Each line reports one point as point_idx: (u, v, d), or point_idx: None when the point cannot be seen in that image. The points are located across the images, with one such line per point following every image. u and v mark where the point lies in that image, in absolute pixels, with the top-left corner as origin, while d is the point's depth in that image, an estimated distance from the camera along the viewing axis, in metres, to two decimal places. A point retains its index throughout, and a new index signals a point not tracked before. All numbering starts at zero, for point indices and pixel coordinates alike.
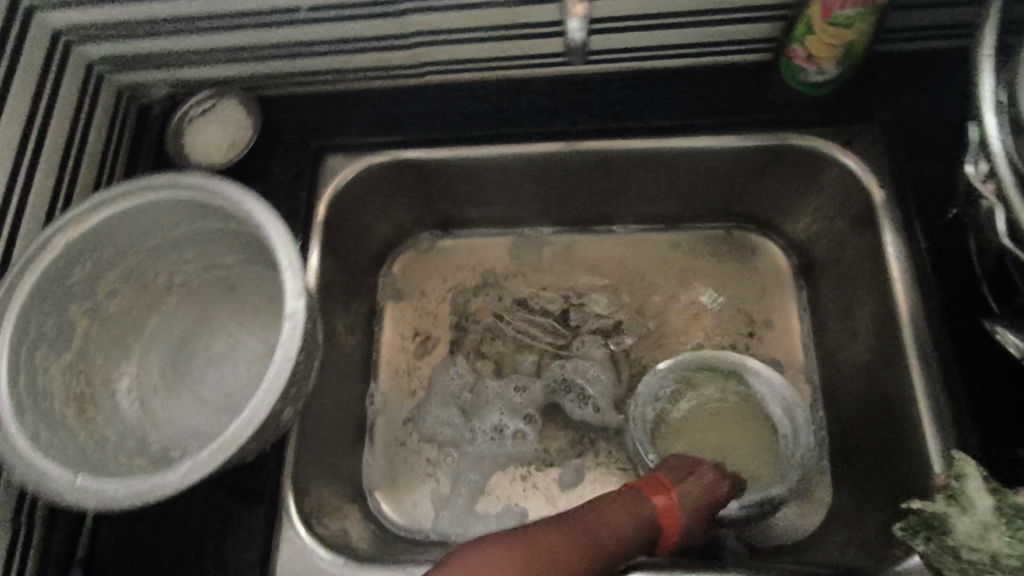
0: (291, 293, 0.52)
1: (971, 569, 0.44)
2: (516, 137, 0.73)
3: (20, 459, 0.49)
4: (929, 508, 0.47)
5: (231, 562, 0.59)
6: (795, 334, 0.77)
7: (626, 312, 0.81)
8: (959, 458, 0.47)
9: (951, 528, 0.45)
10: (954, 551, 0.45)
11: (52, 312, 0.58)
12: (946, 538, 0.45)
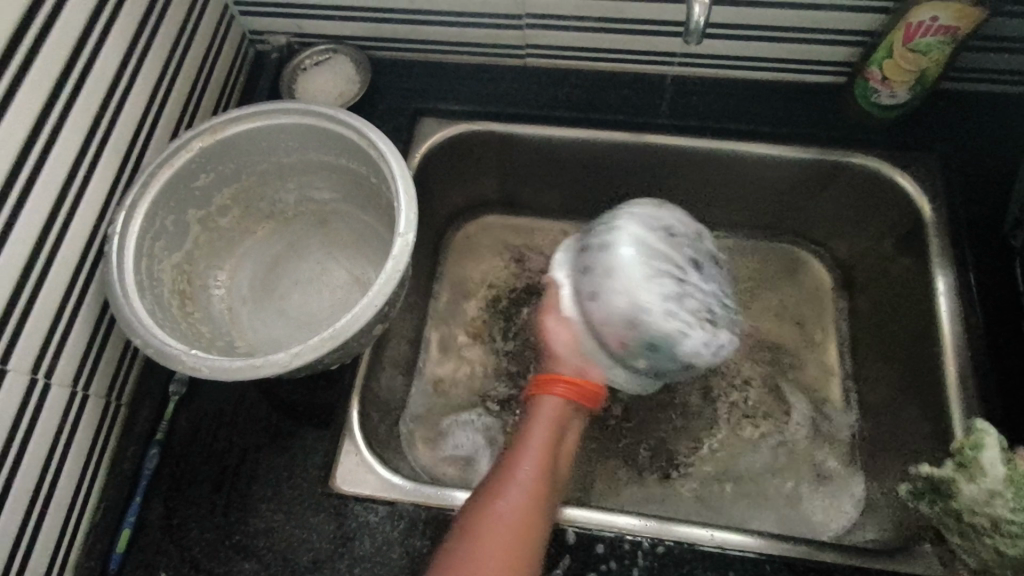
0: (405, 214, 0.58)
1: (971, 529, 0.51)
2: (600, 122, 0.79)
3: (139, 326, 0.54)
4: (939, 473, 0.53)
5: (295, 464, 0.63)
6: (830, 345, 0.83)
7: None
8: (980, 428, 0.52)
9: (957, 493, 0.52)
10: (957, 513, 0.52)
11: (174, 210, 0.63)
12: (951, 501, 0.52)
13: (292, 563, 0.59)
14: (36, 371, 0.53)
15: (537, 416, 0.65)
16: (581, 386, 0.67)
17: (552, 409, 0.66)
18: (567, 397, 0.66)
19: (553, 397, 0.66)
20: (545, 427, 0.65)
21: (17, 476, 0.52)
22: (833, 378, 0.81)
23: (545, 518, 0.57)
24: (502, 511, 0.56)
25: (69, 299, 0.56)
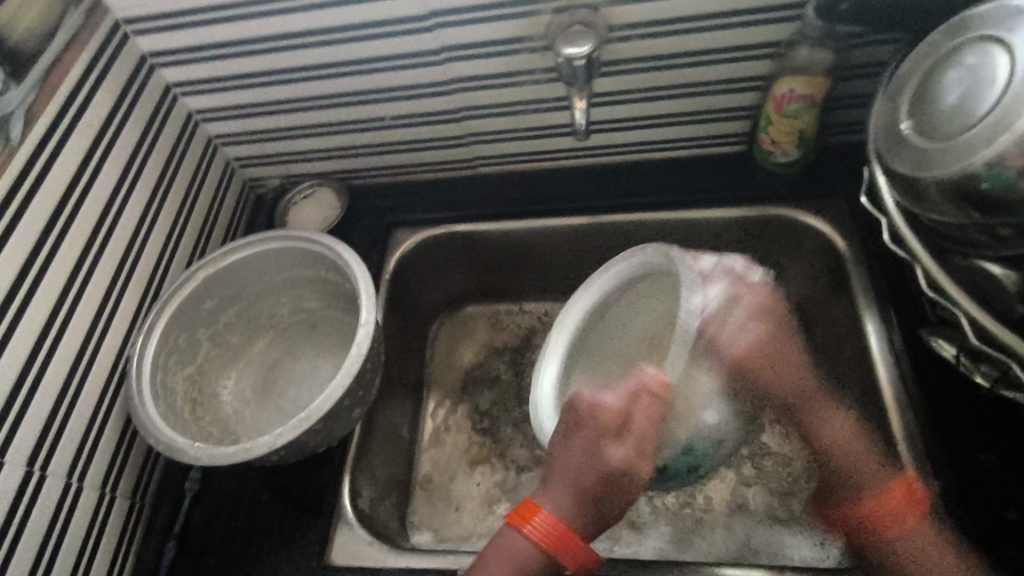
0: (366, 308, 0.69)
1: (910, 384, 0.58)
2: (545, 212, 0.91)
3: (151, 428, 0.64)
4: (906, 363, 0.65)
5: (295, 543, 0.70)
6: None
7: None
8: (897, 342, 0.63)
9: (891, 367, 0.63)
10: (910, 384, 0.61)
11: (185, 331, 0.76)
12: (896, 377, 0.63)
13: None
14: (69, 476, 0.63)
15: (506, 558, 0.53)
16: (568, 538, 0.53)
17: (522, 553, 0.53)
18: (541, 545, 0.53)
19: (535, 545, 0.53)
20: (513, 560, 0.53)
21: (53, 570, 0.61)
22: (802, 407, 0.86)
23: None
24: None
25: (97, 415, 0.67)
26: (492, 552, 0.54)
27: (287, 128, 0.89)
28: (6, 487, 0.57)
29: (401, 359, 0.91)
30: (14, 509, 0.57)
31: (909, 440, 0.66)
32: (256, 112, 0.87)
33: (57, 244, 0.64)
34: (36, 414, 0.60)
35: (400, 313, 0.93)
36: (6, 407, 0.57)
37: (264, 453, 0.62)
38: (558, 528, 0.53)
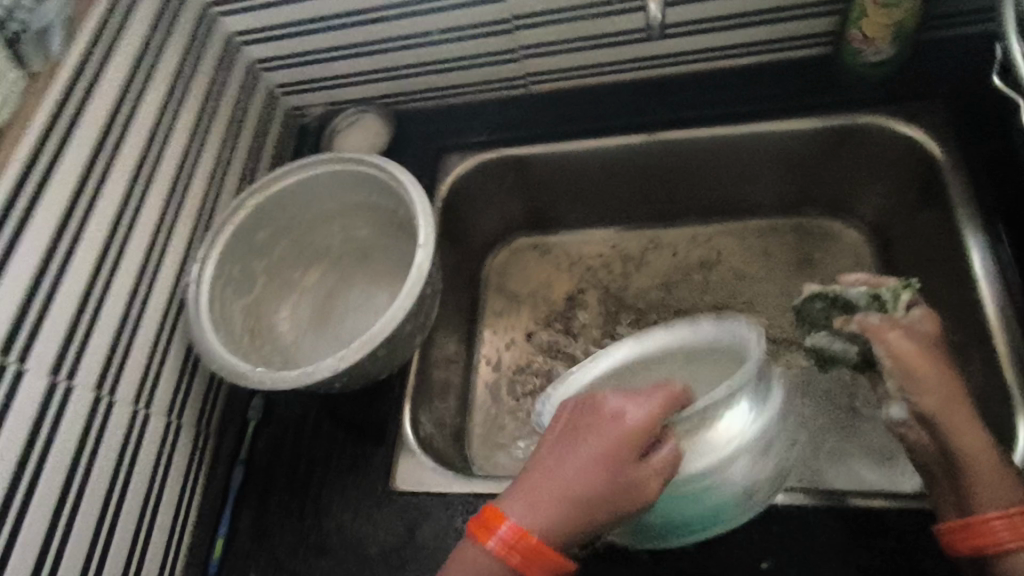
0: (421, 229, 0.66)
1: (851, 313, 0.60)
2: (602, 130, 0.86)
3: (213, 354, 0.64)
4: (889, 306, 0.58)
5: (357, 469, 0.69)
6: None
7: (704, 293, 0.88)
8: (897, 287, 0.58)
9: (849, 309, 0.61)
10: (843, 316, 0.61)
11: (240, 259, 0.74)
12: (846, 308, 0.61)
13: (361, 553, 0.64)
14: (137, 402, 0.63)
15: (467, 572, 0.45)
16: (542, 549, 0.45)
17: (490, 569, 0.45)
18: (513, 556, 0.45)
19: (503, 560, 0.45)
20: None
21: (128, 493, 0.62)
22: None
23: None
24: None
25: (158, 342, 0.66)
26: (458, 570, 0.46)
27: (330, 50, 0.85)
28: (79, 411, 0.57)
29: (454, 289, 0.89)
30: (87, 433, 0.57)
31: (1016, 360, 0.60)
32: (298, 31, 0.83)
33: (110, 165, 0.62)
34: (101, 340, 0.59)
35: (453, 241, 0.90)
36: (71, 332, 0.57)
37: (325, 376, 0.61)
38: (527, 540, 0.45)
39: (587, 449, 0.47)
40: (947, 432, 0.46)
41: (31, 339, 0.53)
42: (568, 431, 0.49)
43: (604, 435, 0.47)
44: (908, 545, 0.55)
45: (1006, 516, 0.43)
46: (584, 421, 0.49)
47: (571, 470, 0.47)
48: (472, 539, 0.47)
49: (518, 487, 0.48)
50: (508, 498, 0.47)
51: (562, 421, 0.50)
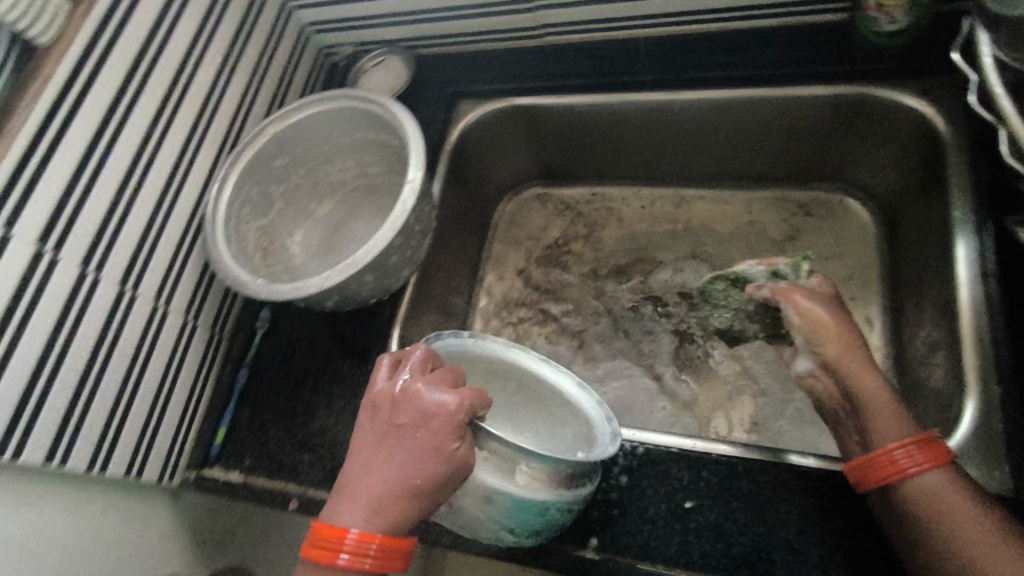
0: (415, 167, 0.71)
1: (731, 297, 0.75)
2: (614, 87, 0.87)
3: (223, 263, 0.72)
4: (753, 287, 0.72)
5: (344, 380, 0.77)
6: (871, 278, 0.84)
7: (695, 254, 0.92)
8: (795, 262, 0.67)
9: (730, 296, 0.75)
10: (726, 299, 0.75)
11: (259, 183, 0.81)
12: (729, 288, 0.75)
13: (337, 454, 0.72)
14: (156, 300, 0.72)
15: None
16: (387, 546, 0.48)
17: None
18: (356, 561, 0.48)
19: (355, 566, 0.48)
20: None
21: (144, 377, 0.71)
22: (872, 297, 0.83)
23: None
24: None
25: (179, 251, 0.74)
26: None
27: None
28: (103, 302, 0.65)
29: (458, 230, 0.94)
30: (110, 321, 0.66)
31: (978, 344, 0.61)
32: None
33: (142, 87, 0.68)
34: (126, 242, 0.67)
35: (464, 185, 0.94)
36: (100, 233, 0.64)
37: (315, 293, 0.68)
38: (370, 543, 0.48)
39: (399, 447, 0.50)
40: (849, 377, 0.56)
41: (64, 234, 0.61)
42: (375, 435, 0.52)
43: (408, 430, 0.50)
44: (826, 505, 0.58)
45: (901, 445, 0.51)
46: (388, 421, 0.52)
47: (388, 471, 0.49)
48: (315, 556, 0.48)
49: (342, 493, 0.50)
50: (336, 507, 0.49)
51: (370, 424, 0.53)
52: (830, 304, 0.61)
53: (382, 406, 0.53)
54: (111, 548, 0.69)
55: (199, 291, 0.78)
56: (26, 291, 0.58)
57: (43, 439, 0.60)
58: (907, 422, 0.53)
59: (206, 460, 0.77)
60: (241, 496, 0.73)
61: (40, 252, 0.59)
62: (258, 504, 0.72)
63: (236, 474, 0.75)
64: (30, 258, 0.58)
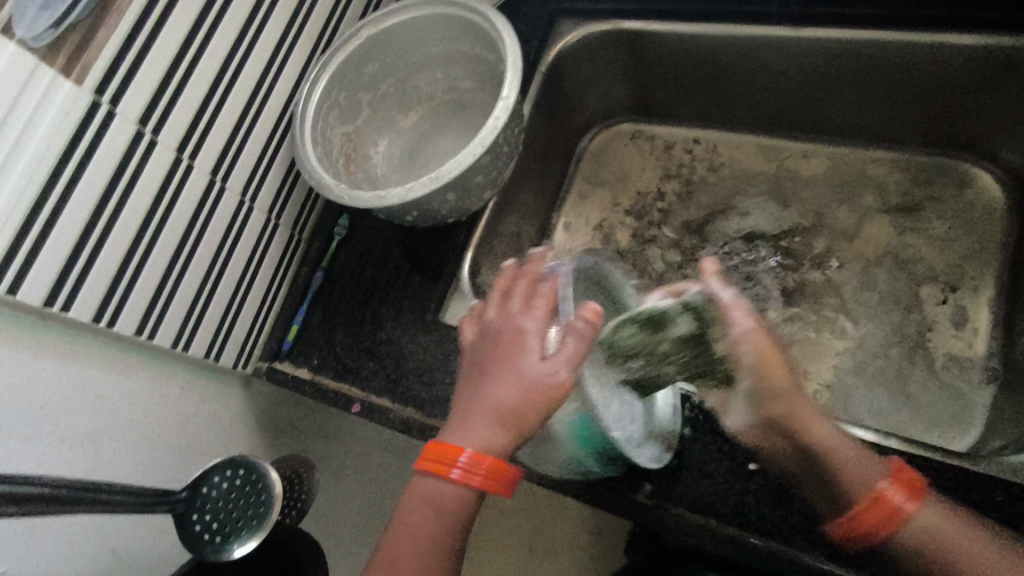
0: (509, 84, 0.67)
1: None
2: (733, 18, 0.79)
3: (308, 165, 0.72)
4: None
5: (414, 295, 0.77)
6: (990, 257, 0.78)
7: (786, 212, 0.89)
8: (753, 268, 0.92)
9: None
10: None
11: (348, 88, 0.80)
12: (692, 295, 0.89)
13: (402, 366, 0.74)
14: (243, 196, 0.73)
15: (432, 495, 0.48)
16: (496, 472, 0.46)
17: (453, 492, 0.47)
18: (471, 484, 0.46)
19: (464, 485, 0.47)
20: (432, 511, 0.48)
21: (227, 269, 0.74)
22: (985, 277, 0.78)
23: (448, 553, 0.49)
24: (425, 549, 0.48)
25: (267, 149, 0.75)
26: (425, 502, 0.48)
27: None
28: (195, 190, 0.67)
29: (540, 159, 0.91)
30: (199, 209, 0.68)
31: None
32: None
33: None
34: (220, 133, 0.68)
35: (553, 111, 0.91)
36: (195, 121, 0.65)
37: (395, 205, 0.67)
38: (483, 468, 0.46)
39: (538, 377, 0.46)
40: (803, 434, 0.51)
41: (163, 119, 0.62)
42: (496, 364, 0.48)
43: (547, 362, 0.46)
44: None
45: (881, 484, 0.48)
46: (510, 350, 0.47)
47: (526, 405, 0.46)
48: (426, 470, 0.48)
49: (457, 419, 0.48)
50: (456, 431, 0.48)
51: (487, 351, 0.48)
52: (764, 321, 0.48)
53: (501, 334, 0.48)
54: (188, 422, 0.74)
55: (284, 191, 0.79)
56: (125, 169, 0.59)
57: (133, 313, 0.64)
58: (873, 462, 0.50)
59: (277, 353, 0.80)
60: (307, 392, 0.76)
61: (141, 132, 0.60)
62: (323, 402, 0.75)
63: (304, 371, 0.78)
64: (130, 138, 0.59)
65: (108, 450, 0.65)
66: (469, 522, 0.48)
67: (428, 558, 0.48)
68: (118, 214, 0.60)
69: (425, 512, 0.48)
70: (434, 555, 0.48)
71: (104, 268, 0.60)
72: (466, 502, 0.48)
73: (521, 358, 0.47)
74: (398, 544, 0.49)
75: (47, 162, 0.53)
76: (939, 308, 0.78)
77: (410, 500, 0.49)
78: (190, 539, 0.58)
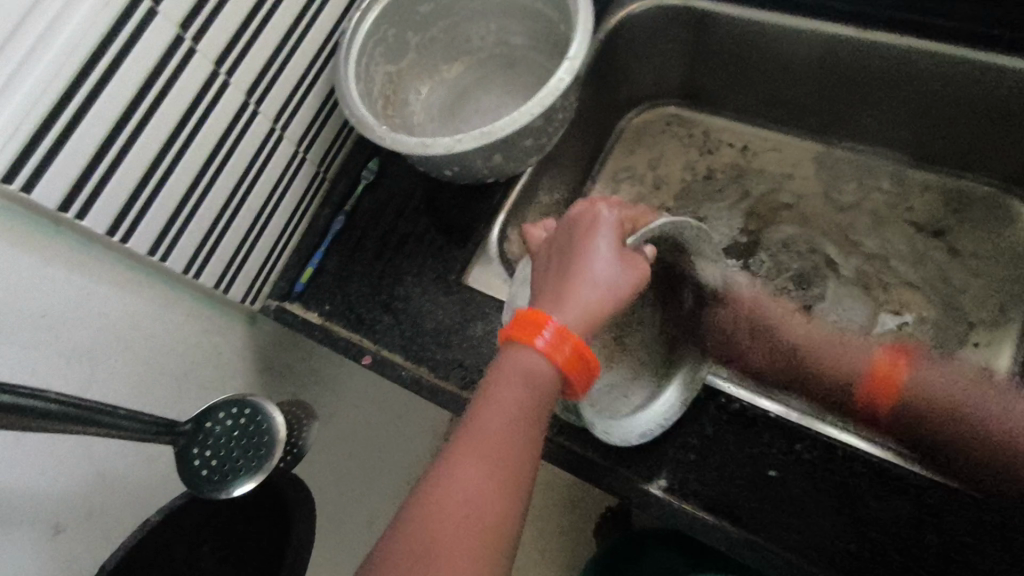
0: (576, 47, 0.64)
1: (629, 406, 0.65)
2: (807, 8, 0.76)
3: (348, 100, 0.68)
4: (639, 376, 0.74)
5: (438, 253, 0.74)
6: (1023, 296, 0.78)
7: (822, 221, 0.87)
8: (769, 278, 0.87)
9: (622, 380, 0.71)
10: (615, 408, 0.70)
11: (398, 26, 0.76)
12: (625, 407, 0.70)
13: (418, 325, 0.71)
14: (275, 122, 0.69)
15: (522, 375, 0.46)
16: (582, 346, 0.47)
17: (523, 396, 0.46)
18: (566, 359, 0.47)
19: (548, 359, 0.47)
20: (481, 454, 0.44)
21: (249, 197, 0.70)
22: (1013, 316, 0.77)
23: (525, 442, 0.45)
24: (494, 427, 0.45)
25: (306, 77, 0.71)
26: (479, 440, 0.44)
27: None
28: (227, 109, 0.63)
29: (581, 130, 0.88)
30: (229, 130, 0.64)
31: None
32: None
33: None
34: (262, 51, 0.64)
35: (601, 82, 0.87)
36: (238, 34, 0.60)
37: (438, 155, 0.63)
38: (569, 343, 0.47)
39: (634, 262, 0.52)
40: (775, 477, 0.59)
41: (206, 24, 0.57)
42: (578, 245, 0.52)
43: (613, 260, 0.51)
44: (923, 515, 0.54)
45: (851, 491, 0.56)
46: (592, 231, 0.53)
47: (616, 271, 0.51)
48: (511, 348, 0.48)
49: (541, 298, 0.50)
50: (549, 302, 0.49)
51: (568, 236, 0.54)
52: (622, 216, 0.55)
53: (580, 223, 0.54)
54: (189, 351, 0.71)
55: (316, 123, 0.75)
56: (160, 75, 0.55)
57: (149, 230, 0.60)
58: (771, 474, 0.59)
59: (289, 294, 0.76)
60: (317, 337, 0.74)
61: (181, 38, 0.55)
62: (333, 350, 0.72)
63: (315, 316, 0.74)
64: (169, 43, 0.55)
65: (106, 371, 0.61)
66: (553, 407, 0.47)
67: (515, 447, 0.45)
68: (147, 123, 0.56)
69: (477, 445, 0.44)
70: (489, 495, 0.42)
71: (126, 178, 0.56)
72: (533, 417, 0.45)
73: (594, 230, 0.53)
74: (481, 429, 0.45)
75: (80, 53, 0.49)
76: (963, 340, 0.78)
77: (493, 373, 0.47)
78: (190, 473, 0.56)
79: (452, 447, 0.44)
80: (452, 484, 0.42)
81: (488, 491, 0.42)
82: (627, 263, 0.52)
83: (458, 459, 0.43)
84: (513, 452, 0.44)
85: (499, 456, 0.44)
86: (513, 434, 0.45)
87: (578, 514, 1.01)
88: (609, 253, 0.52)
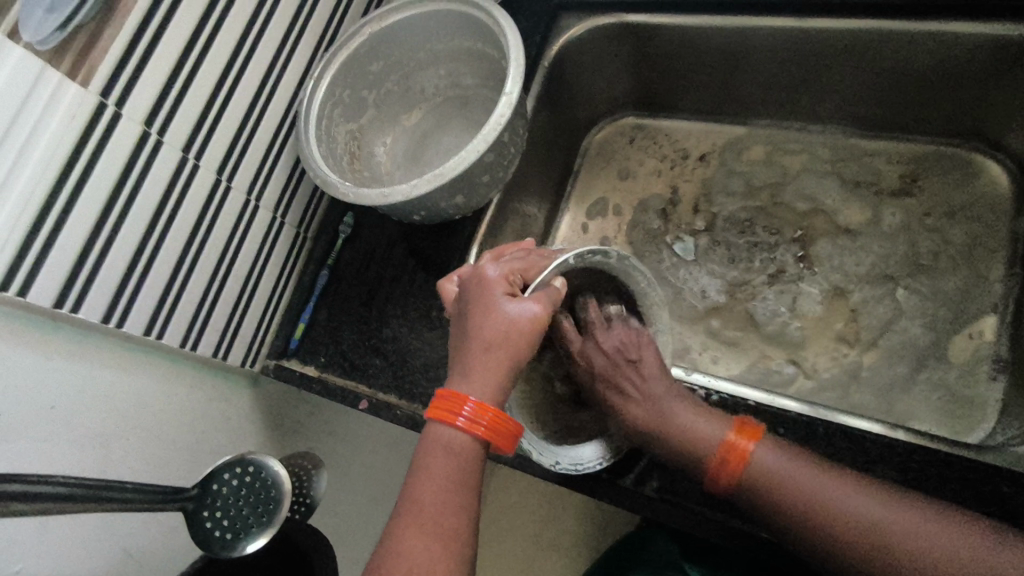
0: (513, 80, 0.67)
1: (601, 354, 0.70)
2: (737, 8, 0.78)
3: (311, 163, 0.72)
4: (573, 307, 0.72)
5: (417, 292, 0.77)
6: (999, 247, 0.78)
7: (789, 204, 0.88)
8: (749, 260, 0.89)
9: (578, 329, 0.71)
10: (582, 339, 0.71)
11: (352, 86, 0.80)
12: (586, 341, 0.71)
13: (408, 363, 0.74)
14: (248, 195, 0.73)
15: (445, 446, 0.50)
16: (500, 415, 0.50)
17: (451, 467, 0.49)
18: (488, 428, 0.49)
19: (468, 432, 0.49)
20: (423, 526, 0.47)
21: (234, 267, 0.74)
22: (995, 267, 0.78)
23: (465, 508, 0.49)
24: (430, 499, 0.48)
25: (272, 148, 0.75)
26: (418, 516, 0.48)
27: None
28: (200, 190, 0.67)
29: (544, 154, 0.91)
30: (205, 211, 0.68)
31: None
32: None
33: None
34: (225, 131, 0.68)
35: (555, 106, 0.91)
36: (199, 121, 0.65)
37: (399, 202, 0.67)
38: (490, 411, 0.50)
39: (531, 301, 0.53)
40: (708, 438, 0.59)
41: (168, 118, 0.62)
42: (477, 308, 0.53)
43: (511, 316, 0.52)
44: (911, 480, 0.57)
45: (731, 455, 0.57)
46: (485, 294, 0.54)
47: (517, 323, 0.52)
48: (432, 427, 0.51)
49: (454, 370, 0.52)
50: (458, 370, 0.51)
51: (464, 303, 0.55)
52: (503, 271, 0.55)
53: (475, 287, 0.55)
54: (198, 422, 0.75)
55: (288, 187, 0.79)
56: (132, 170, 0.60)
57: (142, 313, 0.64)
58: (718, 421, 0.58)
59: (286, 352, 0.81)
60: (315, 389, 0.77)
61: (147, 134, 0.60)
62: (331, 400, 0.76)
63: (312, 369, 0.78)
64: (136, 140, 0.59)
65: (119, 452, 0.65)
66: (480, 476, 0.50)
67: (451, 514, 0.48)
68: (125, 216, 0.60)
69: (417, 519, 0.47)
70: (437, 555, 0.46)
71: (112, 269, 0.60)
72: (470, 484, 0.49)
73: (482, 297, 0.54)
74: (418, 503, 0.48)
75: (55, 164, 0.54)
76: (949, 299, 0.78)
77: (425, 449, 0.50)
78: (203, 536, 0.59)
79: (396, 524, 0.48)
80: (401, 550, 0.46)
81: (435, 554, 0.46)
82: (530, 310, 0.52)
83: (404, 537, 0.47)
84: (453, 521, 0.48)
85: (438, 529, 0.47)
86: (453, 499, 0.48)
87: (606, 523, 1.02)
88: (505, 312, 0.52)
